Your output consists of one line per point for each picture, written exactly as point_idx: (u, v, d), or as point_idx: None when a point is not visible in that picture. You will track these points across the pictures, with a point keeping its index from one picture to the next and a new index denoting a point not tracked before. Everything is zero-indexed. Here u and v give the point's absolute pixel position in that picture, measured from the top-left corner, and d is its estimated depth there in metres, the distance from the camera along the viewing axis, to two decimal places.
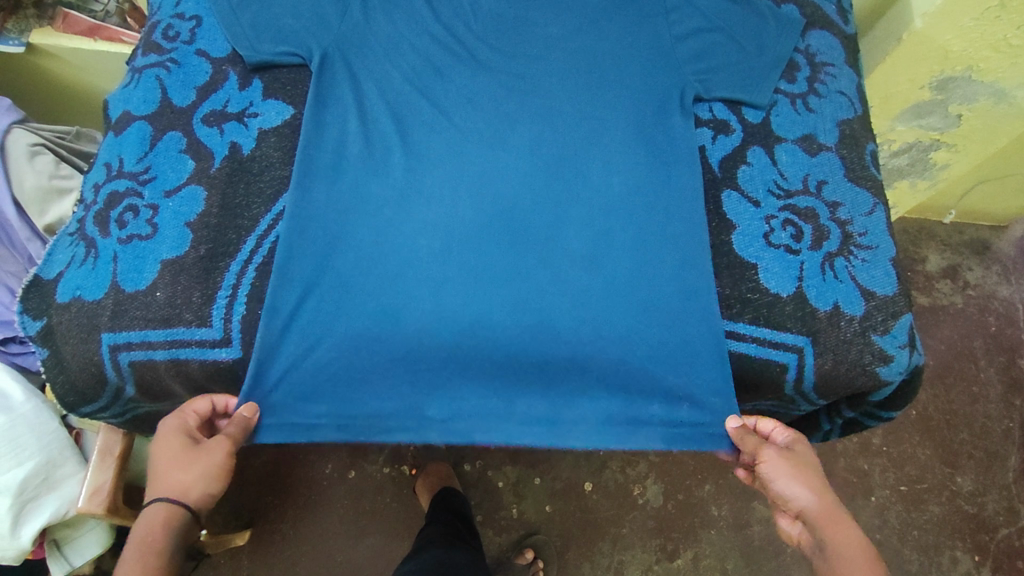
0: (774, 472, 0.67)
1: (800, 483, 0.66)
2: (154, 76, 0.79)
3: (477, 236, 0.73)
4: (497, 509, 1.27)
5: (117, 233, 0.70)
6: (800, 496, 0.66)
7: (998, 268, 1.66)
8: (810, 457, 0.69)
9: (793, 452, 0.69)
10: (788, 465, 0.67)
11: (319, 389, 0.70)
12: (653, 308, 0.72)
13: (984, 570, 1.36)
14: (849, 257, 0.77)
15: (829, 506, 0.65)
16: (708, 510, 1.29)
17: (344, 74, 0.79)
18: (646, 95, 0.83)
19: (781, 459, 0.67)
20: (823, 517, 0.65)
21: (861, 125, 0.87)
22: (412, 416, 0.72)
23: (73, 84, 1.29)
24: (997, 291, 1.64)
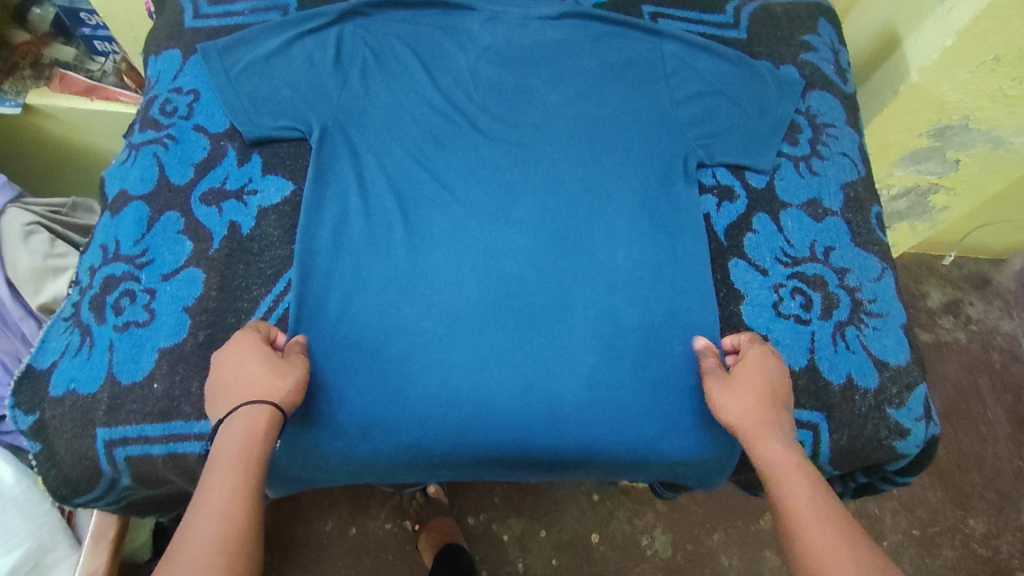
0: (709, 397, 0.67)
1: (726, 406, 0.65)
2: (152, 153, 0.77)
3: (485, 317, 0.72)
4: (502, 564, 1.23)
5: (112, 319, 0.68)
6: (729, 418, 0.65)
7: (999, 303, 1.66)
8: (753, 378, 0.67)
9: (736, 374, 0.68)
10: (722, 391, 0.66)
11: (344, 478, 0.73)
12: (663, 384, 0.72)
13: None
14: (860, 326, 0.76)
15: (759, 424, 0.63)
16: (719, 560, 1.25)
17: (344, 149, 0.79)
18: (650, 163, 0.82)
19: (714, 385, 0.67)
20: (755, 436, 0.63)
21: (865, 186, 0.86)
22: (425, 474, 0.73)
23: (70, 143, 1.28)
24: (999, 325, 1.63)
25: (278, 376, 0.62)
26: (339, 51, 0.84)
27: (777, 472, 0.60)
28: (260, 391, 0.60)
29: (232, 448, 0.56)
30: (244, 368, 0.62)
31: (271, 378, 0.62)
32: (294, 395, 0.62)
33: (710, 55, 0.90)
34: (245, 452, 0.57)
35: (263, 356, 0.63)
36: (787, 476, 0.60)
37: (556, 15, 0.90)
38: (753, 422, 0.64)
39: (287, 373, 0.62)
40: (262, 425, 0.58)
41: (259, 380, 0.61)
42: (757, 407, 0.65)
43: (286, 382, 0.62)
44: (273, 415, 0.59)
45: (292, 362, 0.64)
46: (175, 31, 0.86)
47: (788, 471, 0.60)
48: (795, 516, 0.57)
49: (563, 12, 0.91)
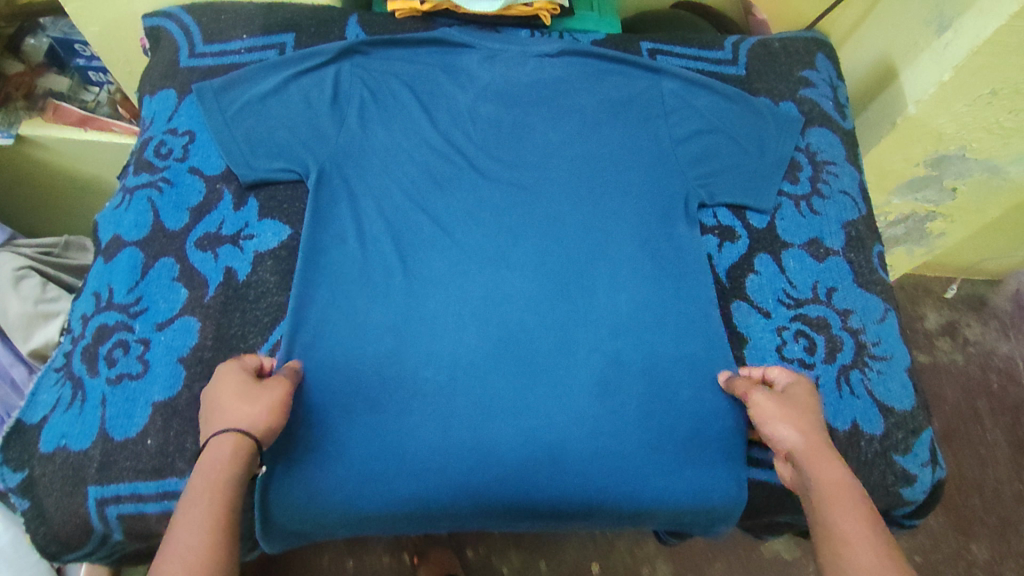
0: (763, 411, 0.65)
1: (783, 422, 0.64)
2: (146, 197, 0.76)
3: (486, 364, 0.71)
4: None
5: (105, 371, 0.66)
6: (786, 435, 0.63)
7: (995, 325, 1.66)
8: (807, 401, 0.66)
9: (790, 395, 0.67)
10: (779, 406, 0.65)
11: (340, 534, 0.70)
12: (668, 432, 0.70)
13: None
14: (865, 370, 0.75)
15: (816, 445, 0.62)
16: None
17: (342, 192, 0.78)
18: (650, 203, 0.82)
19: (769, 399, 0.66)
20: (810, 455, 0.61)
21: (866, 225, 0.86)
22: (425, 525, 0.70)
23: (62, 174, 1.26)
24: (996, 347, 1.63)
25: (252, 401, 0.60)
26: (336, 90, 0.84)
27: (834, 490, 0.58)
28: (233, 418, 0.59)
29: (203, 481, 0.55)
30: (221, 395, 0.61)
31: (248, 403, 0.60)
32: (275, 415, 0.61)
33: (709, 92, 0.90)
34: (214, 485, 0.55)
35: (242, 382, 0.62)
36: (843, 496, 0.57)
37: (555, 53, 0.90)
38: (811, 442, 0.62)
39: (261, 397, 0.61)
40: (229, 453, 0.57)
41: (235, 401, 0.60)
42: (812, 430, 0.64)
43: (259, 406, 0.60)
44: (243, 443, 0.58)
45: (272, 385, 0.63)
46: (171, 70, 0.85)
47: (843, 494, 0.58)
48: (847, 536, 0.54)
49: (561, 50, 0.90)
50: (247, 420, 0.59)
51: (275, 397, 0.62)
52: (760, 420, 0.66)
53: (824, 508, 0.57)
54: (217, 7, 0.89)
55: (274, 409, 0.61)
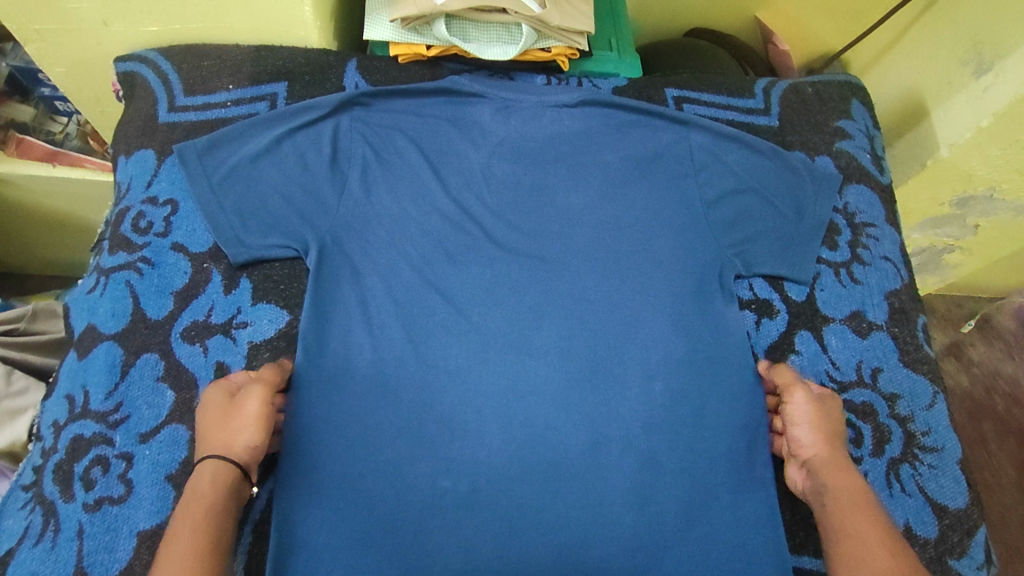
0: (795, 414, 0.67)
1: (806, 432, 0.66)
2: (124, 280, 0.68)
3: (510, 469, 0.65)
4: None
5: (82, 495, 0.58)
6: (810, 444, 0.66)
7: (1000, 344, 1.44)
8: (836, 413, 0.68)
9: (822, 405, 0.68)
10: (809, 414, 0.67)
11: None
12: (711, 541, 0.65)
13: None
14: (915, 464, 0.71)
15: (834, 457, 0.64)
16: None
17: (346, 273, 0.70)
18: (683, 276, 0.75)
19: (799, 407, 0.67)
20: (828, 467, 0.64)
21: (909, 294, 0.80)
22: None
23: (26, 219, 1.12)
24: (999, 368, 1.41)
25: (226, 422, 0.59)
26: (335, 149, 0.75)
27: (848, 498, 0.61)
28: (213, 446, 0.58)
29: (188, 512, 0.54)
30: (202, 422, 0.60)
31: (223, 425, 0.59)
32: (249, 432, 0.59)
33: (741, 146, 0.82)
34: (196, 512, 0.54)
35: (219, 405, 0.60)
36: (852, 505, 0.60)
37: (573, 103, 0.83)
38: (830, 456, 0.64)
39: (236, 416, 0.60)
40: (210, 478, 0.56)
41: (212, 426, 0.59)
42: (833, 442, 0.66)
43: (234, 425, 0.59)
44: (221, 467, 0.57)
45: (251, 397, 0.60)
46: (149, 126, 0.77)
47: (854, 504, 0.60)
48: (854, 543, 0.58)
49: (581, 100, 0.83)
50: (222, 445, 0.58)
51: (251, 410, 0.60)
52: (788, 420, 0.68)
53: (833, 515, 0.60)
54: (198, 51, 0.80)
55: (248, 423, 0.59)
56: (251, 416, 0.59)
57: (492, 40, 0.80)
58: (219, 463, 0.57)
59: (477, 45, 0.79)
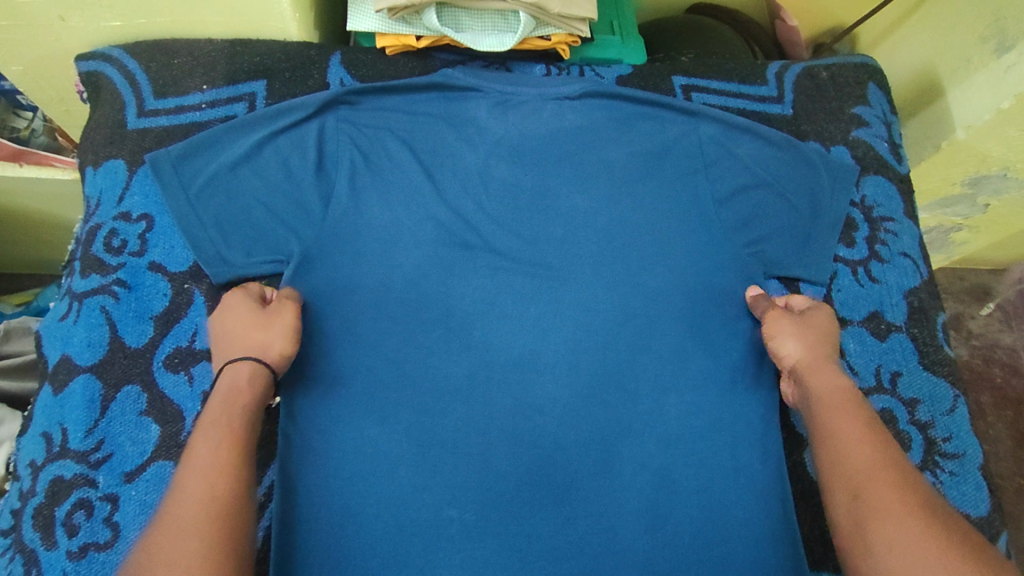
0: (774, 329, 0.68)
1: (790, 340, 0.66)
2: (98, 305, 0.63)
3: (520, 493, 0.62)
4: None
5: (65, 542, 0.55)
6: (791, 353, 0.66)
7: (999, 316, 1.43)
8: (823, 325, 0.68)
9: (806, 318, 0.69)
10: (792, 325, 0.67)
11: None
12: (731, 561, 0.63)
13: None
14: (936, 472, 0.68)
15: (821, 362, 0.64)
16: None
17: (339, 289, 0.66)
18: (695, 281, 0.71)
19: (781, 318, 0.68)
20: (815, 370, 0.64)
21: (929, 292, 0.77)
22: None
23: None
24: (998, 339, 1.40)
25: (261, 325, 0.60)
26: (322, 153, 0.71)
27: (831, 395, 0.61)
28: (246, 346, 0.60)
29: (218, 409, 0.56)
30: (233, 324, 0.61)
31: (256, 331, 0.60)
32: (283, 340, 0.60)
33: (753, 137, 0.79)
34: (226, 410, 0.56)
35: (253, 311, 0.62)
36: (840, 402, 0.61)
37: (575, 95, 0.78)
38: (816, 360, 0.65)
39: (272, 321, 0.60)
40: (242, 378, 0.58)
41: (244, 327, 0.60)
42: (817, 349, 0.66)
43: (269, 331, 0.60)
44: (250, 369, 0.58)
45: (282, 308, 0.61)
46: (117, 133, 0.72)
47: (837, 401, 0.61)
48: (839, 436, 0.58)
49: (584, 91, 0.78)
50: (256, 346, 0.59)
51: (285, 318, 0.61)
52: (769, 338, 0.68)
53: (818, 411, 0.61)
54: (168, 48, 0.74)
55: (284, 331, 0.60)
56: (288, 324, 0.60)
57: (486, 28, 0.74)
58: (251, 366, 0.59)
59: (470, 35, 0.74)
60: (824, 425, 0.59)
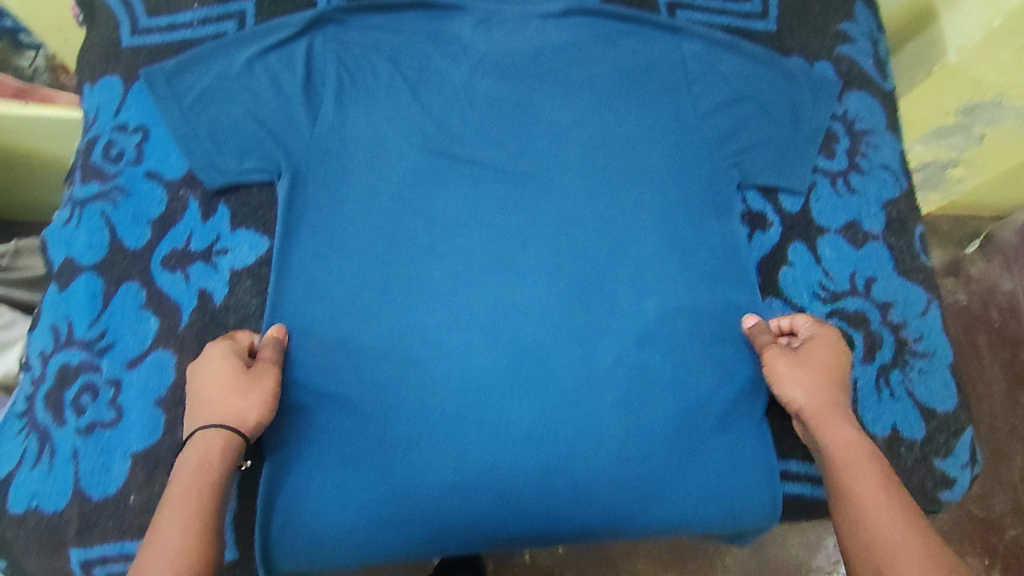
0: (775, 374, 0.65)
1: (793, 387, 0.63)
2: (99, 211, 0.66)
3: (500, 386, 0.65)
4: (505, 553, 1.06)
5: (74, 420, 0.59)
6: (797, 399, 0.63)
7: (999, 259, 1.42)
8: (826, 358, 0.64)
9: (808, 354, 0.65)
10: (796, 369, 0.64)
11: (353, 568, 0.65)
12: (699, 448, 0.66)
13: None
14: (906, 370, 0.70)
15: (830, 409, 0.62)
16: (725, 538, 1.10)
17: (324, 197, 0.69)
18: (674, 192, 0.73)
19: (779, 363, 0.65)
20: (822, 417, 0.62)
21: (907, 203, 0.78)
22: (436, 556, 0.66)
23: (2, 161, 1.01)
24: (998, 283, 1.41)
25: (241, 394, 0.58)
26: (310, 70, 0.72)
27: (844, 452, 0.59)
28: (225, 414, 0.57)
29: (184, 478, 0.54)
30: (206, 383, 0.58)
31: (233, 396, 0.58)
32: (258, 412, 0.58)
33: (736, 53, 0.79)
34: (189, 482, 0.54)
35: (231, 372, 0.59)
36: (855, 459, 0.58)
37: (559, 13, 0.79)
38: (820, 404, 0.62)
39: (252, 391, 0.58)
40: (216, 448, 0.56)
41: (223, 393, 0.58)
42: (824, 390, 0.63)
43: (246, 401, 0.58)
44: (227, 438, 0.56)
45: (260, 374, 0.59)
46: (112, 51, 0.74)
47: (853, 459, 0.58)
48: (855, 501, 0.56)
49: (568, 9, 0.79)
50: (234, 417, 0.57)
51: (264, 388, 0.59)
52: (771, 381, 0.66)
53: (835, 470, 0.59)
54: None
55: (262, 401, 0.58)
56: (266, 396, 0.58)
57: None
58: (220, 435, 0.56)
59: None
60: (842, 488, 0.57)
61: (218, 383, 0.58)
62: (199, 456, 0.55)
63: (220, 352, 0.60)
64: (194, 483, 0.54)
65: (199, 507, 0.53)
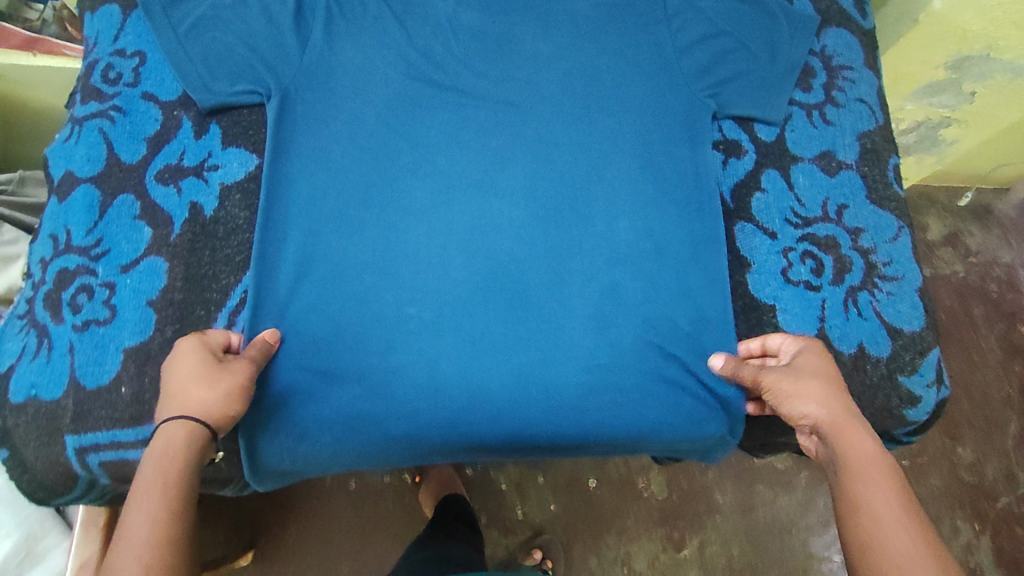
0: (781, 391, 0.62)
1: (807, 400, 0.60)
2: (96, 128, 0.69)
3: (475, 296, 0.68)
4: (500, 509, 1.18)
5: (71, 318, 0.63)
6: (807, 412, 0.61)
7: (997, 231, 1.49)
8: (823, 369, 0.63)
9: (802, 367, 0.64)
10: (798, 383, 0.62)
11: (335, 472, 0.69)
12: (669, 361, 0.68)
13: (984, 540, 1.24)
14: (874, 292, 0.72)
15: (844, 419, 0.60)
16: (713, 496, 1.20)
17: (309, 118, 0.71)
18: (652, 121, 0.75)
19: (780, 380, 0.62)
20: (840, 431, 0.59)
21: (883, 136, 0.80)
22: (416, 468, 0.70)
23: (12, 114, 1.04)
24: (997, 256, 1.46)
25: (207, 383, 0.57)
26: None
27: (862, 464, 0.56)
28: (186, 404, 0.56)
29: (151, 470, 0.52)
30: (177, 372, 0.57)
31: (203, 384, 0.57)
32: (229, 404, 0.58)
33: None
34: (158, 475, 0.52)
35: (201, 363, 0.58)
36: (872, 471, 0.56)
37: None
38: (838, 416, 0.60)
39: (222, 382, 0.58)
40: (182, 443, 0.54)
41: (194, 381, 0.56)
42: (833, 399, 0.61)
43: (216, 391, 0.57)
44: (195, 431, 0.55)
45: (234, 367, 0.59)
46: None
47: (872, 472, 0.56)
48: (874, 515, 0.53)
49: None
50: (202, 407, 0.56)
51: (236, 381, 0.58)
52: (777, 400, 0.63)
53: (853, 484, 0.56)
54: None
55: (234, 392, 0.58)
56: (237, 387, 0.58)
57: None
58: (187, 425, 0.55)
59: None
60: (858, 502, 0.54)
61: (188, 374, 0.57)
62: (167, 448, 0.54)
63: (190, 344, 0.59)
64: (163, 475, 0.52)
65: (171, 501, 0.51)
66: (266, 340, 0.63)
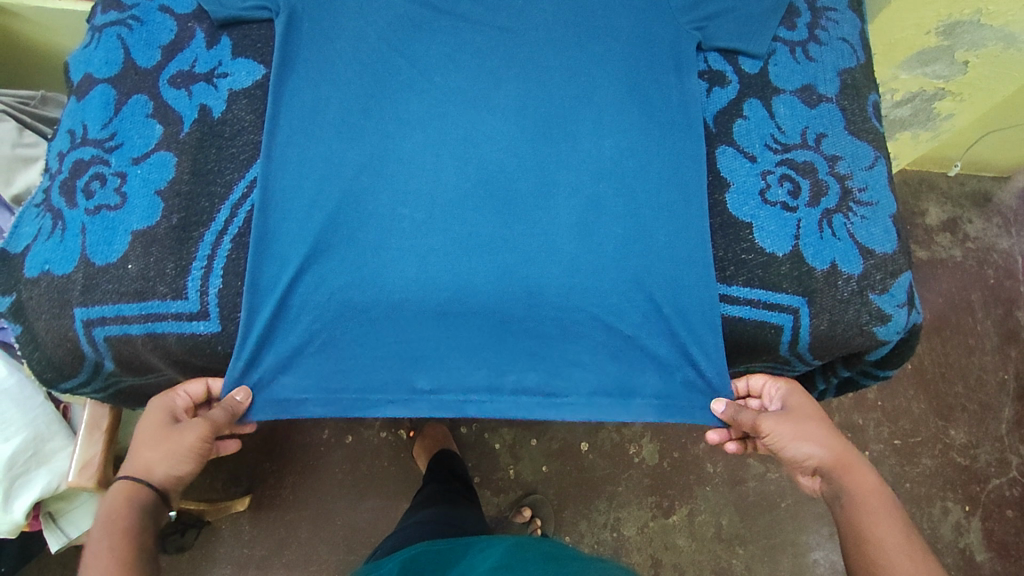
0: (782, 436, 0.71)
1: (809, 442, 0.70)
2: (115, 35, 0.74)
3: (464, 198, 0.72)
4: (494, 471, 1.21)
5: (84, 203, 0.68)
6: (811, 453, 0.70)
7: (997, 220, 1.49)
8: (811, 414, 0.73)
9: (795, 412, 0.73)
10: (796, 427, 0.71)
11: (313, 387, 0.71)
12: (647, 271, 0.71)
13: (974, 521, 1.26)
14: (849, 215, 0.75)
15: (844, 458, 0.70)
16: (703, 467, 1.23)
17: (314, 34, 0.75)
18: (643, 52, 0.78)
19: (781, 425, 0.71)
20: (841, 467, 0.69)
21: (863, 74, 0.83)
22: (404, 387, 0.72)
23: (32, 55, 1.07)
24: (996, 243, 1.47)
25: (158, 444, 0.67)
26: None
27: (868, 499, 0.66)
28: (139, 465, 0.67)
29: (99, 527, 0.63)
30: (143, 433, 0.69)
31: (160, 444, 0.67)
32: (180, 461, 0.68)
33: None
34: (102, 528, 0.62)
35: (162, 425, 0.68)
36: (875, 503, 0.66)
37: None
38: (838, 455, 0.70)
39: (172, 443, 0.67)
40: (123, 501, 0.65)
41: (149, 443, 0.67)
42: (832, 442, 0.71)
43: (163, 452, 0.67)
44: (137, 489, 0.66)
45: (187, 428, 0.67)
46: None
47: (873, 503, 0.66)
48: (882, 546, 0.62)
49: None
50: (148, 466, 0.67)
51: (185, 441, 0.67)
52: (780, 445, 0.71)
53: (858, 515, 0.65)
54: None
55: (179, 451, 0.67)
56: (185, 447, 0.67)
57: None
58: (135, 486, 0.66)
59: None
60: (867, 533, 0.64)
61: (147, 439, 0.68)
62: (113, 507, 0.65)
63: (157, 407, 0.70)
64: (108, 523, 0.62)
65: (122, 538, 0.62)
66: (234, 400, 0.68)
